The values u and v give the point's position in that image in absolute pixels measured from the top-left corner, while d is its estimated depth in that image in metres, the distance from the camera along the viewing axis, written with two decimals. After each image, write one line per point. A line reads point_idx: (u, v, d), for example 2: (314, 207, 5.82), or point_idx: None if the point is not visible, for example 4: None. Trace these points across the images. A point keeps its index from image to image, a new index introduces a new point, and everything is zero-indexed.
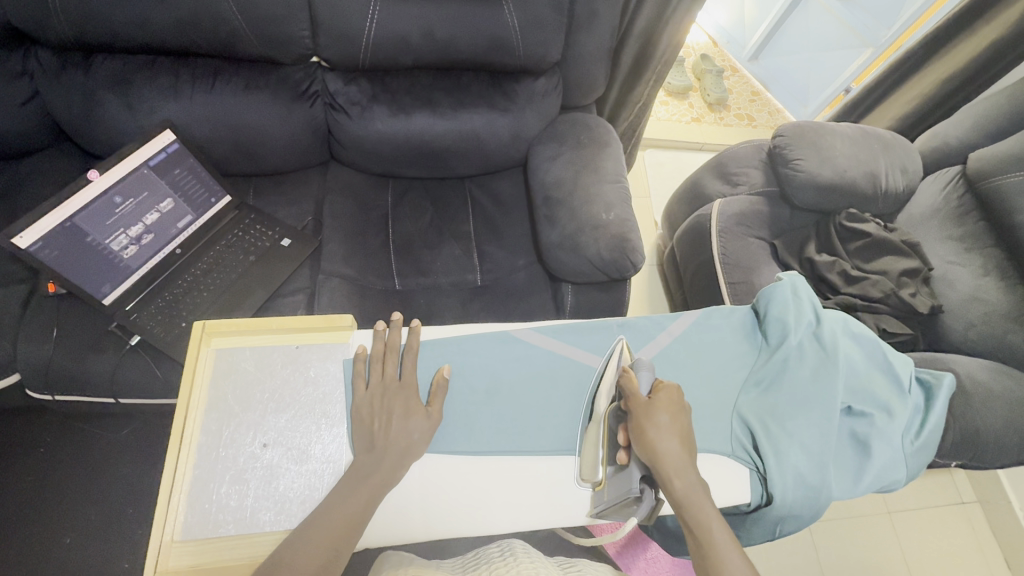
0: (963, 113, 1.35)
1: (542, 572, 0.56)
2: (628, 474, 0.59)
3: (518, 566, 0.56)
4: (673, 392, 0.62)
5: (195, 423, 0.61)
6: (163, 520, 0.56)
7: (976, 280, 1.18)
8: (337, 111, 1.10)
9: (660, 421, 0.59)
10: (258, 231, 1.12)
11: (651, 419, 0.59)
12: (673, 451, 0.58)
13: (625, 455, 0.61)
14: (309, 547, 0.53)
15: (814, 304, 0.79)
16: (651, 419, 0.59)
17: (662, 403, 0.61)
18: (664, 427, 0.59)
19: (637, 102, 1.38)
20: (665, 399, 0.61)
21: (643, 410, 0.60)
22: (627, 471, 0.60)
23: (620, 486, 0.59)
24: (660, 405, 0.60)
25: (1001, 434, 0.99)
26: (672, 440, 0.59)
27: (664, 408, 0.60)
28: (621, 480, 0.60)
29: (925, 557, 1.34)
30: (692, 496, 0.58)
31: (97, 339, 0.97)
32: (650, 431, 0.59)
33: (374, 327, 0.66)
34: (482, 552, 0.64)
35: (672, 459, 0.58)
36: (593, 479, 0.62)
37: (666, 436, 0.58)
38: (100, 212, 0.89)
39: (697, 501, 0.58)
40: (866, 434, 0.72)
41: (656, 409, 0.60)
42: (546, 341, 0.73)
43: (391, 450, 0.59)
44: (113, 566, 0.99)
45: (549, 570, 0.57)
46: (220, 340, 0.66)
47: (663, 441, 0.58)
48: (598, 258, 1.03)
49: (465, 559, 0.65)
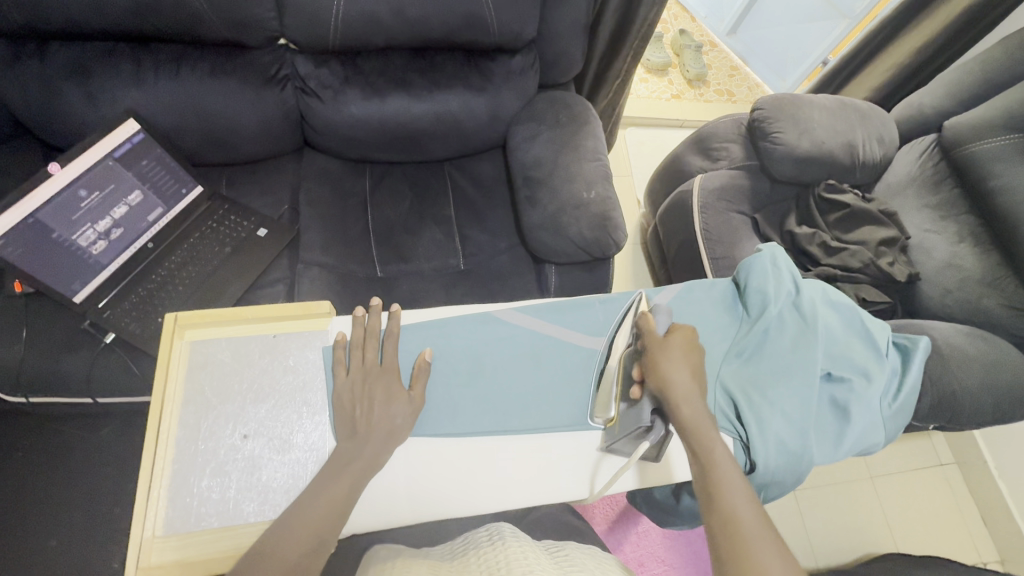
0: (937, 81, 1.36)
1: (529, 555, 0.55)
2: (640, 409, 0.61)
3: (507, 551, 0.56)
4: (689, 333, 0.65)
5: (171, 418, 0.60)
6: (142, 517, 0.55)
7: (952, 246, 1.20)
8: (309, 95, 1.07)
9: (674, 355, 0.62)
10: (232, 221, 1.10)
11: (664, 351, 0.63)
12: (684, 381, 0.61)
13: (639, 390, 0.62)
14: (292, 536, 0.52)
15: (794, 274, 0.79)
16: (665, 355, 0.62)
17: (676, 340, 0.64)
18: (675, 359, 0.62)
19: (616, 79, 1.36)
20: (680, 338, 0.64)
21: (658, 346, 0.63)
22: (639, 406, 0.62)
23: (630, 419, 0.62)
24: (674, 344, 0.63)
25: (977, 396, 1.01)
26: (682, 371, 0.61)
27: (677, 346, 0.63)
28: (633, 415, 0.62)
29: (906, 519, 1.38)
30: (698, 425, 0.60)
31: (71, 338, 0.95)
32: (660, 361, 0.62)
33: (353, 313, 0.65)
34: (471, 535, 0.64)
35: (681, 390, 0.61)
36: (605, 416, 0.64)
37: (677, 367, 0.62)
38: (66, 206, 0.86)
39: (703, 436, 0.59)
40: (845, 399, 0.73)
41: (669, 343, 0.63)
42: (528, 320, 0.72)
43: (374, 434, 0.59)
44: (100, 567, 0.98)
45: (538, 554, 0.57)
46: (193, 333, 0.65)
47: (673, 370, 0.61)
48: (581, 238, 1.02)
49: (455, 545, 0.65)
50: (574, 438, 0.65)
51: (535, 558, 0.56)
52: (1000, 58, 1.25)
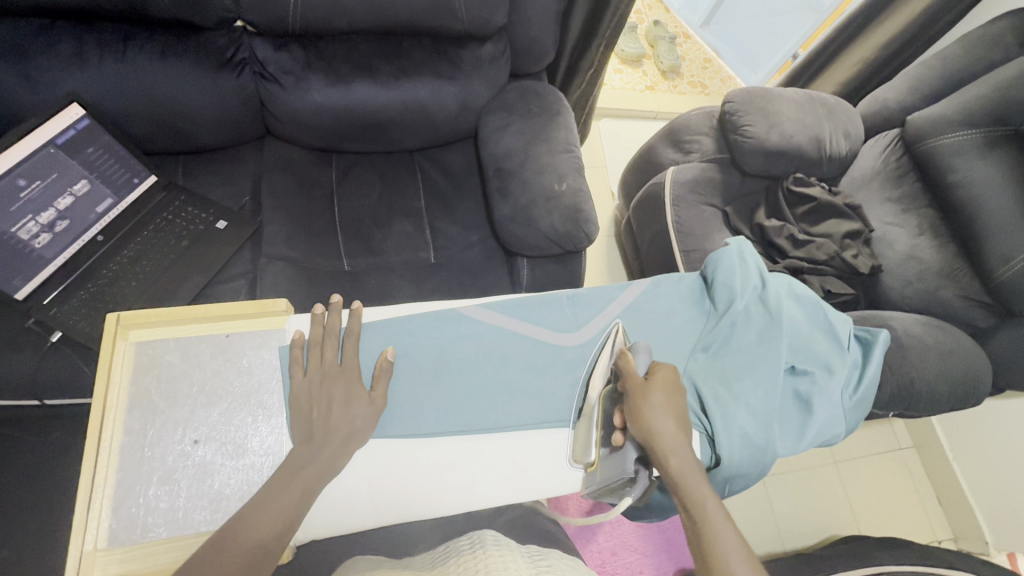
0: (900, 77, 1.39)
1: (509, 565, 0.55)
2: (623, 455, 0.61)
3: (486, 559, 0.56)
4: (670, 372, 0.63)
5: (114, 424, 0.57)
6: (82, 530, 0.52)
7: (913, 239, 1.23)
8: (269, 80, 1.03)
9: (654, 401, 0.60)
10: (189, 214, 1.05)
11: (647, 398, 0.60)
12: (668, 432, 0.59)
13: (621, 436, 0.62)
14: (235, 545, 0.50)
15: (760, 268, 0.80)
16: (647, 400, 0.60)
17: (658, 384, 0.62)
18: (659, 407, 0.60)
19: (589, 69, 1.35)
20: (661, 379, 0.62)
21: (638, 390, 0.61)
22: (621, 452, 0.62)
23: (614, 467, 0.61)
24: (655, 385, 0.61)
25: (935, 384, 1.04)
26: (667, 421, 0.59)
27: (659, 388, 0.61)
28: (616, 460, 0.62)
29: (868, 502, 1.43)
30: (685, 476, 0.58)
31: (14, 337, 0.90)
32: (644, 410, 0.59)
33: (312, 311, 0.62)
34: (453, 544, 0.64)
35: (666, 438, 0.59)
36: (585, 460, 0.62)
37: (661, 417, 0.59)
38: (3, 196, 0.80)
39: (690, 479, 0.58)
40: (808, 392, 0.74)
41: (652, 389, 0.61)
42: (494, 317, 0.71)
43: (331, 438, 0.57)
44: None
45: (518, 563, 0.57)
46: (138, 332, 0.61)
47: (658, 419, 0.59)
48: (552, 230, 1.01)
49: (435, 554, 0.65)
50: (541, 435, 0.65)
51: (513, 566, 0.55)
52: (959, 55, 1.28)
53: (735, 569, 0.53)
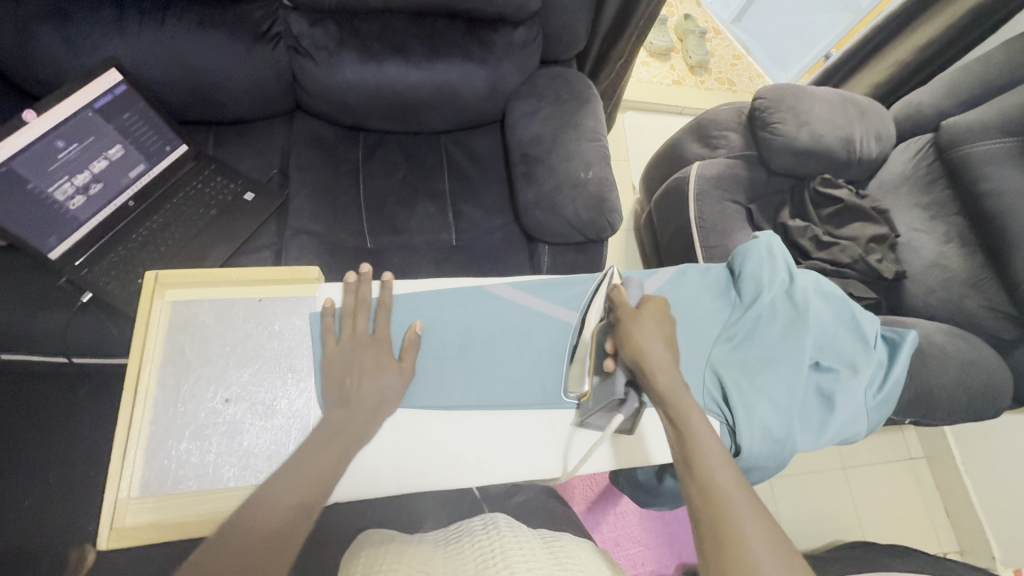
0: (937, 81, 1.36)
1: (522, 545, 0.56)
2: (614, 380, 0.62)
3: (502, 539, 0.57)
4: (660, 305, 0.66)
5: (150, 378, 0.59)
6: (117, 478, 0.55)
7: (939, 247, 1.22)
8: (302, 55, 1.03)
9: (647, 327, 0.63)
10: (218, 184, 1.06)
11: (638, 324, 0.63)
12: (660, 355, 0.61)
13: (612, 362, 0.63)
14: (278, 501, 0.52)
15: (788, 263, 0.79)
16: (639, 325, 0.63)
17: (648, 313, 0.65)
18: (649, 332, 0.62)
19: (619, 59, 1.34)
20: (652, 310, 0.65)
21: (630, 319, 0.63)
22: (612, 379, 0.62)
23: (604, 392, 0.62)
24: (646, 315, 0.64)
25: (954, 393, 1.03)
26: (658, 344, 0.62)
27: (650, 317, 0.64)
28: (607, 387, 0.62)
29: (875, 510, 1.42)
30: (675, 394, 0.59)
31: (46, 294, 0.92)
32: (636, 335, 0.62)
33: (344, 279, 0.65)
34: (464, 523, 0.65)
35: (658, 360, 0.61)
36: (578, 391, 0.63)
37: (652, 341, 0.62)
38: (41, 157, 0.82)
39: (681, 400, 0.59)
40: (831, 389, 0.74)
41: (643, 316, 0.64)
42: (520, 297, 0.72)
43: (364, 404, 0.58)
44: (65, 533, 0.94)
45: (530, 544, 0.58)
46: (175, 292, 0.63)
47: (648, 343, 0.61)
48: (576, 218, 1.01)
49: (448, 530, 0.66)
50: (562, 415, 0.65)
51: (529, 548, 0.56)
52: (1000, 60, 1.25)
53: (723, 484, 0.53)
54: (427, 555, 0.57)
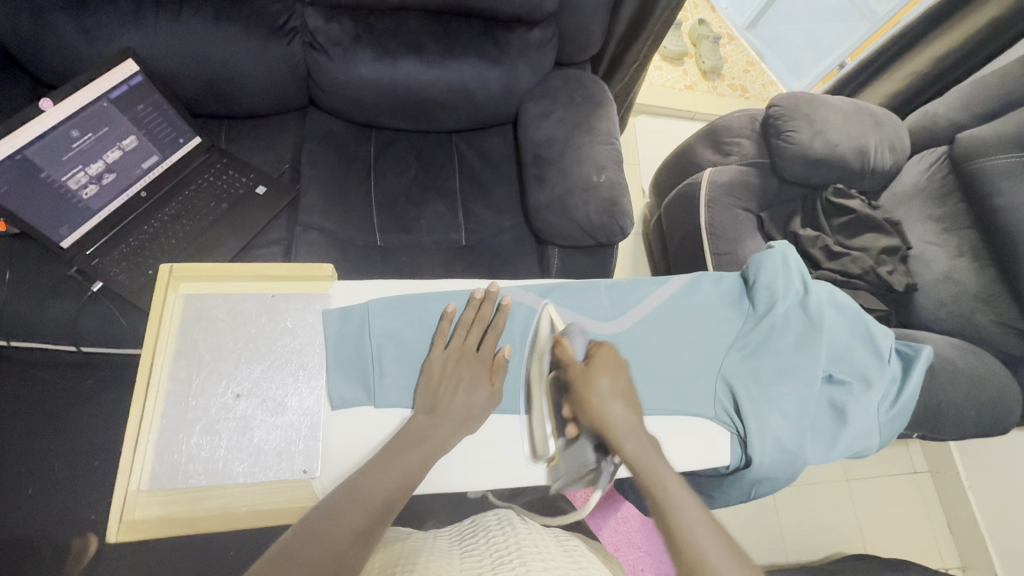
0: (953, 93, 1.35)
1: (539, 542, 0.56)
2: (582, 447, 0.62)
3: (517, 536, 0.57)
4: (609, 353, 0.64)
5: (162, 371, 0.59)
6: (128, 470, 0.55)
7: (951, 260, 1.21)
8: (317, 51, 1.03)
9: (601, 386, 0.61)
10: (230, 177, 1.06)
11: (591, 386, 0.61)
12: (619, 416, 0.60)
13: (575, 427, 0.62)
14: (365, 497, 0.52)
15: (802, 273, 0.79)
16: (594, 388, 0.61)
17: (600, 367, 0.62)
18: (604, 393, 0.61)
19: (633, 63, 1.33)
20: (600, 362, 0.63)
21: (581, 378, 0.61)
22: (578, 445, 0.62)
23: (575, 460, 0.62)
24: (598, 370, 0.62)
25: (963, 408, 1.03)
26: (615, 404, 0.60)
27: (602, 372, 0.62)
28: (575, 452, 0.62)
29: (877, 523, 1.41)
30: (642, 458, 0.58)
31: (57, 283, 0.92)
32: (592, 399, 0.60)
33: (473, 294, 0.65)
34: (478, 519, 0.65)
35: (617, 422, 0.60)
36: (546, 455, 0.63)
37: (609, 402, 0.60)
38: (56, 146, 0.82)
39: (649, 460, 0.58)
40: (843, 402, 0.73)
41: (596, 374, 0.62)
42: (533, 301, 0.71)
43: (451, 415, 0.60)
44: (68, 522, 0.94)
45: (547, 542, 0.58)
46: (189, 285, 0.63)
47: (606, 407, 0.60)
48: (587, 222, 1.01)
49: (461, 526, 0.66)
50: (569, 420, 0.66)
51: (543, 546, 0.56)
52: (1018, 73, 1.24)
53: (706, 547, 0.52)
54: (443, 551, 0.57)
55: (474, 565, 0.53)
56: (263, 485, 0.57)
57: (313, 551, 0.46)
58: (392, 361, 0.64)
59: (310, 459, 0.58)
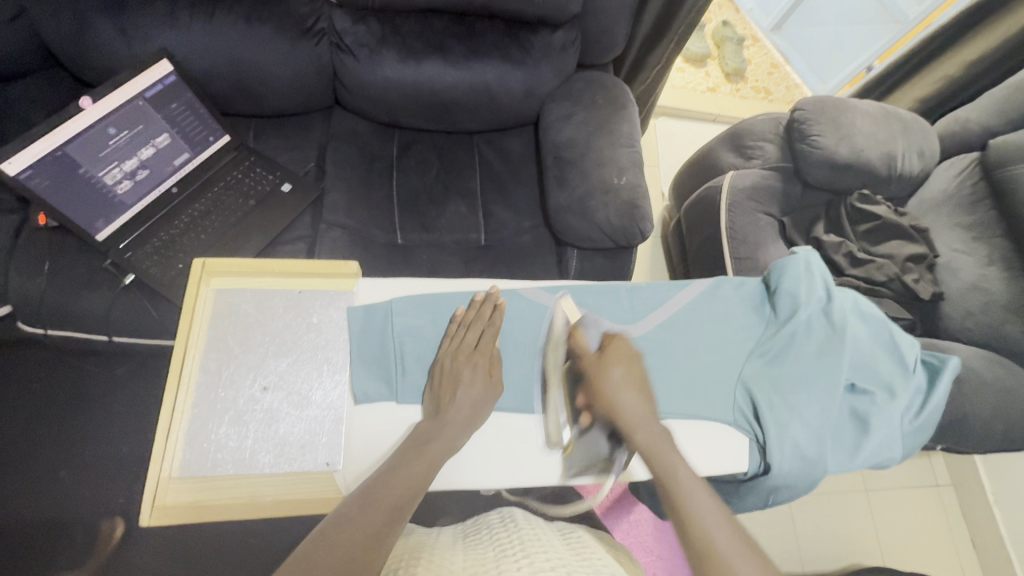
0: (986, 97, 1.31)
1: (541, 537, 0.57)
2: (594, 436, 0.65)
3: (521, 531, 0.58)
4: (622, 344, 0.68)
5: (193, 361, 0.61)
6: (160, 458, 0.57)
7: (980, 269, 1.18)
8: (344, 52, 1.05)
9: (614, 375, 0.65)
10: (257, 174, 1.09)
11: (605, 374, 0.65)
12: (632, 404, 0.64)
13: (587, 416, 0.65)
14: (378, 500, 0.53)
15: (826, 281, 0.77)
16: (607, 374, 0.65)
17: (613, 358, 0.66)
18: (616, 381, 0.65)
19: (656, 65, 1.32)
20: (615, 352, 0.66)
21: (597, 369, 0.66)
22: (591, 432, 0.65)
23: (590, 448, 0.65)
24: (611, 359, 0.66)
25: (989, 422, 1.00)
26: (627, 393, 0.64)
27: (615, 361, 0.66)
28: (588, 441, 0.65)
29: (897, 537, 1.39)
30: (653, 445, 0.61)
31: (90, 276, 0.95)
32: (606, 386, 0.64)
33: (473, 293, 0.67)
34: (482, 517, 0.66)
35: (629, 409, 0.64)
36: (561, 443, 0.65)
37: (621, 389, 0.64)
38: (93, 143, 0.85)
39: (661, 450, 0.61)
40: (866, 412, 0.72)
41: (610, 363, 0.66)
42: (554, 302, 0.71)
43: (457, 417, 0.60)
44: (94, 509, 0.97)
45: (549, 536, 0.59)
46: (220, 280, 0.65)
47: (620, 395, 0.64)
48: (607, 224, 1.01)
49: (467, 523, 0.67)
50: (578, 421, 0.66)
51: (547, 540, 0.57)
52: None
53: (717, 540, 0.54)
54: (447, 546, 0.58)
55: (479, 559, 0.54)
56: (286, 476, 0.58)
57: (328, 554, 0.48)
58: (413, 359, 0.65)
59: (332, 452, 0.60)
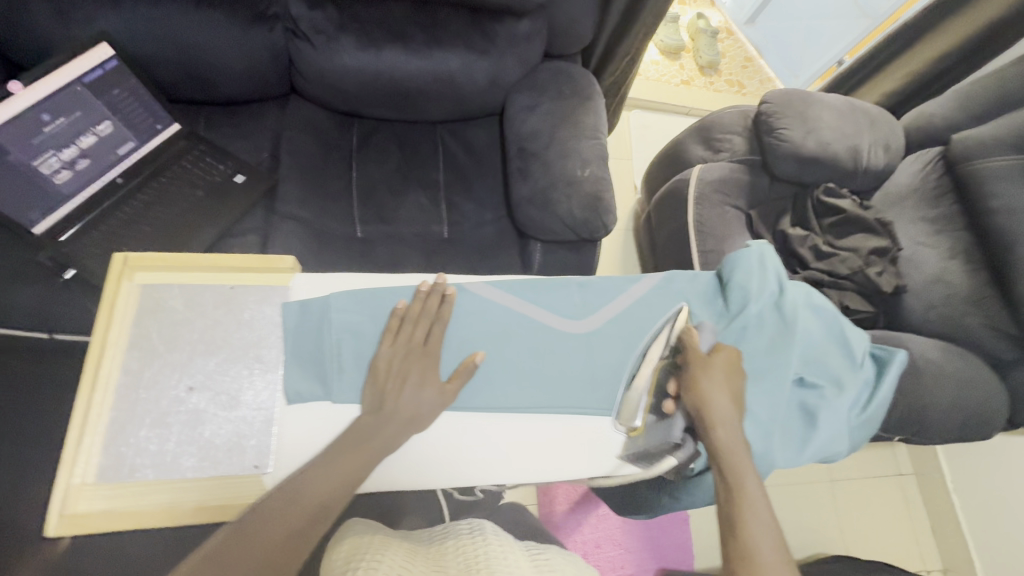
0: (950, 93, 1.33)
1: (508, 555, 0.57)
2: (671, 423, 0.64)
3: (487, 546, 0.58)
4: (732, 355, 0.66)
5: (112, 361, 0.58)
6: (71, 462, 0.54)
7: (943, 262, 1.20)
8: (299, 38, 1.01)
9: (715, 377, 0.63)
10: (207, 165, 1.05)
11: (707, 372, 0.63)
12: (725, 406, 0.61)
13: (673, 405, 0.64)
14: (304, 497, 0.51)
15: (779, 275, 0.77)
16: (708, 374, 0.63)
17: (720, 362, 0.64)
18: (716, 382, 0.63)
19: (625, 56, 1.30)
20: (724, 359, 0.65)
21: (701, 365, 0.64)
22: (669, 420, 0.64)
23: (659, 433, 0.64)
24: (717, 364, 0.64)
25: (946, 414, 1.03)
26: (723, 395, 0.62)
27: (720, 367, 0.64)
28: (662, 428, 0.65)
29: (861, 525, 1.41)
30: (732, 450, 0.59)
31: (22, 272, 0.91)
32: (701, 383, 0.62)
33: (418, 285, 0.63)
34: (451, 525, 0.66)
35: (720, 411, 0.61)
36: (631, 424, 0.64)
37: (719, 391, 0.62)
38: (27, 129, 0.80)
39: (738, 456, 0.59)
40: (814, 406, 0.72)
41: (714, 365, 0.64)
42: (503, 297, 0.68)
43: (397, 415, 0.58)
44: None
45: (516, 555, 0.58)
46: (143, 276, 0.62)
47: (714, 392, 0.62)
48: (570, 217, 1.00)
49: (434, 530, 0.67)
50: (530, 420, 0.64)
51: (513, 557, 0.57)
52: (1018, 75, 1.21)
53: (766, 557, 0.52)
54: (411, 550, 0.58)
55: (437, 569, 0.53)
56: (211, 480, 0.56)
57: (247, 553, 0.47)
58: (352, 358, 0.62)
59: (261, 455, 0.58)
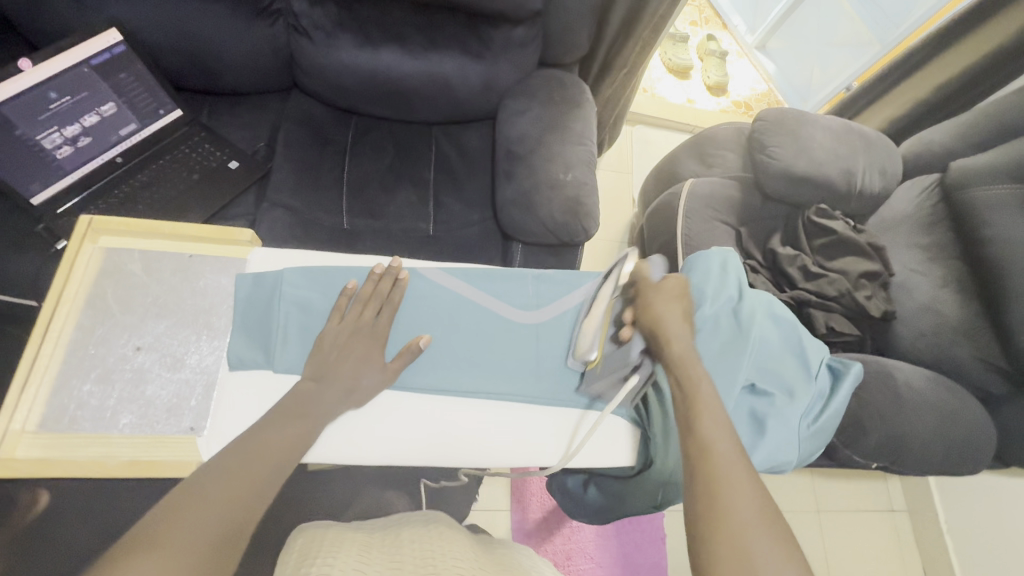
0: (952, 121, 1.31)
1: (457, 547, 0.55)
2: (630, 346, 0.64)
3: (438, 540, 0.56)
4: (682, 281, 0.66)
5: (66, 318, 0.61)
6: (11, 410, 0.56)
7: (935, 290, 1.16)
8: (299, 33, 1.06)
9: (665, 297, 0.63)
10: (206, 150, 1.09)
11: (658, 294, 0.64)
12: (674, 321, 0.61)
13: (628, 331, 0.64)
14: (265, 451, 0.52)
15: (739, 283, 0.78)
16: (659, 294, 0.64)
17: (671, 287, 0.65)
18: (668, 302, 0.63)
19: (623, 69, 1.32)
20: (676, 285, 0.65)
21: (653, 289, 0.64)
22: (627, 345, 0.65)
23: (616, 357, 0.66)
24: (668, 289, 0.65)
25: (925, 444, 0.99)
26: (675, 311, 0.62)
27: (672, 291, 0.64)
28: (621, 353, 0.66)
29: (847, 559, 1.36)
30: (685, 356, 0.58)
31: (17, 239, 0.94)
32: (654, 302, 0.63)
33: (372, 268, 0.66)
34: (406, 515, 0.66)
35: (671, 324, 0.61)
36: (589, 356, 0.67)
37: (671, 312, 0.62)
38: (33, 105, 0.85)
39: (691, 361, 0.58)
40: (763, 414, 0.71)
41: (665, 288, 0.64)
42: (456, 285, 0.72)
43: (336, 386, 0.60)
44: None
45: (464, 545, 0.58)
46: (106, 240, 0.65)
47: (666, 309, 0.62)
48: (551, 220, 1.00)
49: (389, 518, 0.67)
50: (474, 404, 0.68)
51: (461, 551, 0.55)
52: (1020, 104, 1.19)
53: (730, 469, 0.49)
54: (363, 540, 0.57)
55: (395, 560, 0.50)
56: (146, 438, 0.58)
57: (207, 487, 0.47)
58: (296, 330, 0.66)
59: (199, 417, 0.60)
